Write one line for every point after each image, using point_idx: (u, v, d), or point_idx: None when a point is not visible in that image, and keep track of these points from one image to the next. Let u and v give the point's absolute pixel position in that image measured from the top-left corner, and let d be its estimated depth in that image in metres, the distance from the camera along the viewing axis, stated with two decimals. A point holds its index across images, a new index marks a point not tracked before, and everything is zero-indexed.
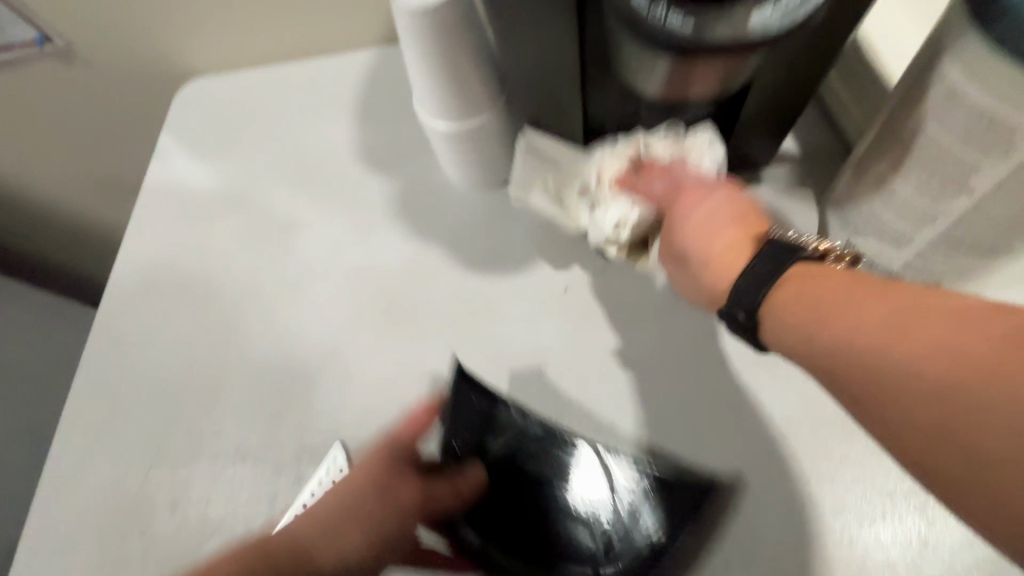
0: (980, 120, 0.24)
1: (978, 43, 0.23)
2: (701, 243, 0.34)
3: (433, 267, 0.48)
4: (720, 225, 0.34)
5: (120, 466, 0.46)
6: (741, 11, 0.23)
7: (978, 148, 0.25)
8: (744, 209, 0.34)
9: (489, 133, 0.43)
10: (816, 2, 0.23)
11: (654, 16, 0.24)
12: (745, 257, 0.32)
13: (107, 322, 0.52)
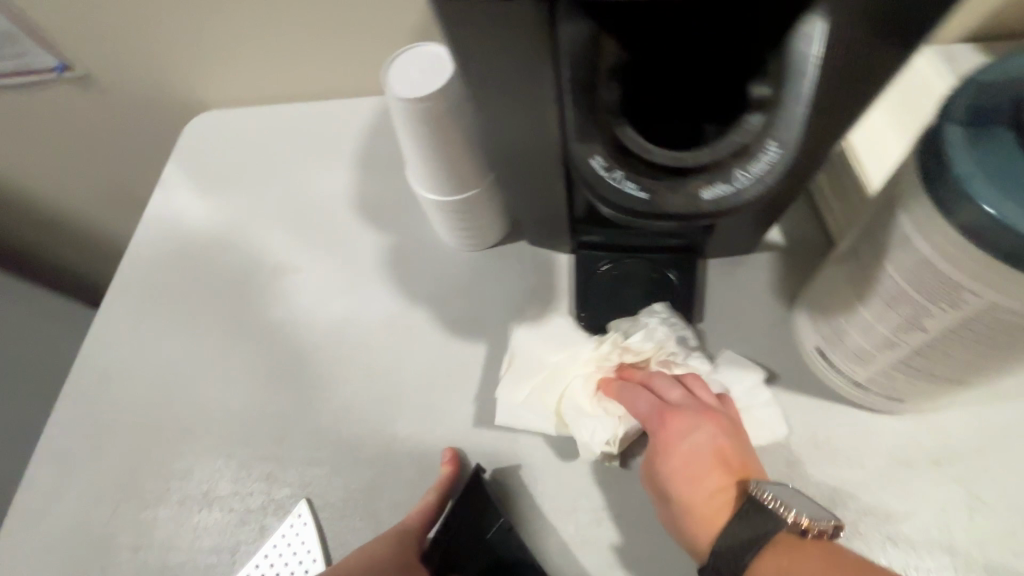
0: (931, 270, 0.26)
1: (931, 205, 0.24)
2: (682, 490, 0.35)
3: (418, 327, 0.49)
4: (704, 469, 0.35)
5: (89, 503, 0.46)
6: (693, 188, 0.30)
7: (930, 296, 0.26)
8: (726, 456, 0.36)
9: (479, 205, 0.45)
10: (760, 181, 0.30)
11: (615, 184, 0.31)
12: (727, 513, 0.33)
13: (94, 352, 0.52)
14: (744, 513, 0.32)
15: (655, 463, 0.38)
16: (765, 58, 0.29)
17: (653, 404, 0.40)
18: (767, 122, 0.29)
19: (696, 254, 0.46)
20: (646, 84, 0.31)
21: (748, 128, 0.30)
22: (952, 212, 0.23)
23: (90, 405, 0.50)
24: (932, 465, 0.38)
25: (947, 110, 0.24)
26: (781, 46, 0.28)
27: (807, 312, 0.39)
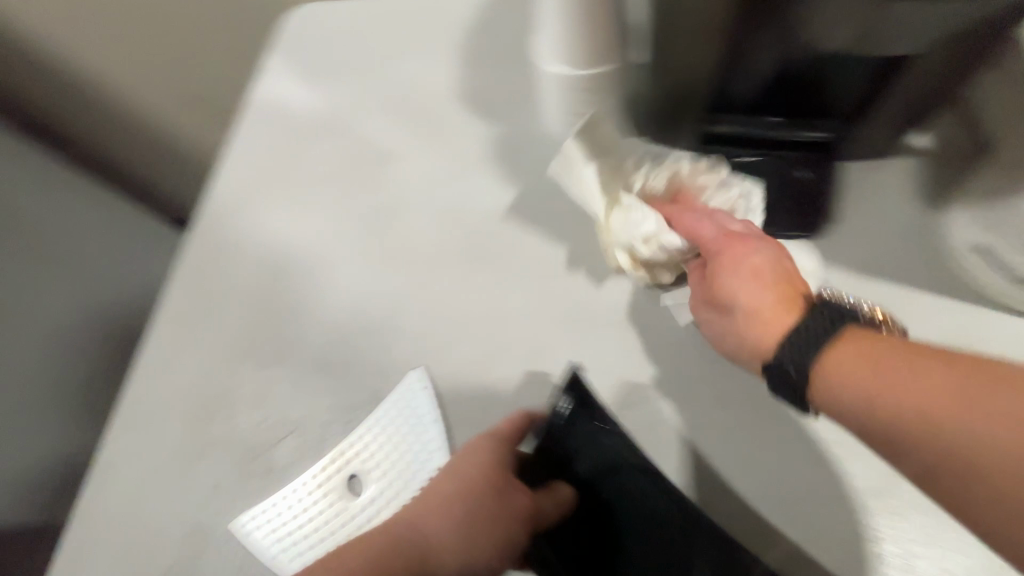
0: None
1: None
2: (750, 295, 0.34)
3: (527, 215, 0.49)
4: (769, 276, 0.34)
5: (207, 360, 0.48)
6: None
7: None
8: (786, 269, 0.35)
9: (607, 83, 0.44)
10: None
11: None
12: (789, 314, 0.32)
13: (205, 225, 0.54)
14: (821, 310, 0.31)
15: (717, 279, 0.37)
16: None
17: (717, 228, 0.38)
18: None
19: (836, 150, 0.44)
20: None
21: None
22: None
23: (205, 274, 0.51)
24: None
25: None
26: None
27: None
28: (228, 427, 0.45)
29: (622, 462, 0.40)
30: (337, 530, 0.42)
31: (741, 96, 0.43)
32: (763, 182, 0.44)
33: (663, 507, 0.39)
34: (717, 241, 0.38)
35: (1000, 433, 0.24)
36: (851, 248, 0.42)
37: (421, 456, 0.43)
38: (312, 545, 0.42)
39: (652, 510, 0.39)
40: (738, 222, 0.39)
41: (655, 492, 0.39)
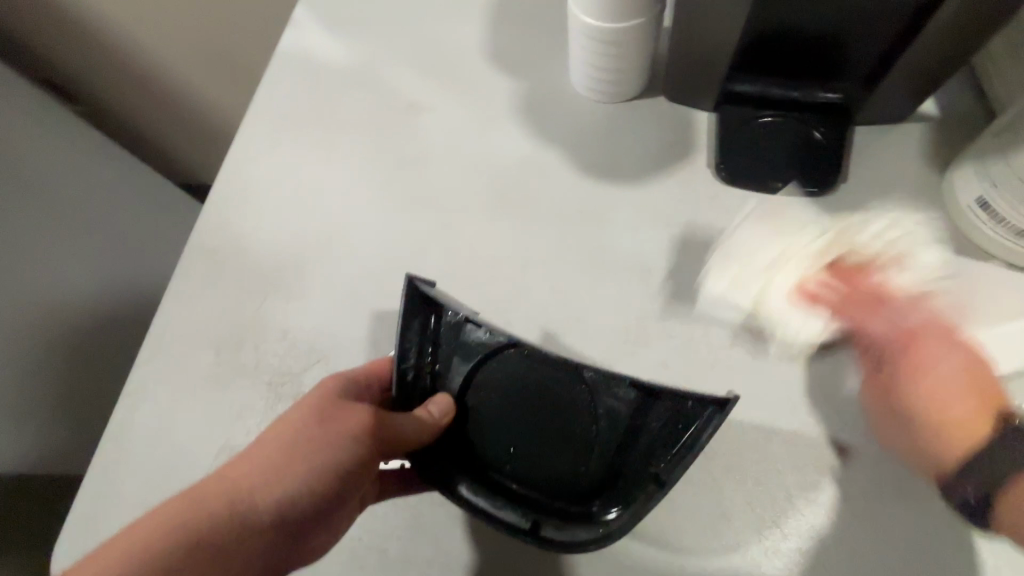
0: None
1: None
2: (936, 401, 0.35)
3: (552, 168, 0.51)
4: (961, 390, 0.35)
5: (237, 292, 0.49)
6: None
7: None
8: (977, 368, 0.36)
9: (636, 38, 0.46)
10: None
11: None
12: (988, 434, 0.33)
13: (235, 165, 0.55)
14: (1011, 437, 0.32)
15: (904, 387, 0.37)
16: None
17: (894, 327, 0.38)
18: None
19: (848, 113, 0.46)
20: None
21: None
22: None
23: (235, 211, 0.53)
24: None
25: None
26: None
27: (971, 162, 0.39)
28: (257, 352, 0.47)
29: (509, 367, 0.39)
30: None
31: (760, 57, 0.45)
32: (776, 144, 0.46)
33: (532, 402, 0.38)
34: (913, 363, 0.37)
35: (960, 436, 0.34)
36: (861, 206, 0.44)
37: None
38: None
39: (548, 413, 0.38)
40: (924, 317, 0.38)
41: (544, 395, 0.38)
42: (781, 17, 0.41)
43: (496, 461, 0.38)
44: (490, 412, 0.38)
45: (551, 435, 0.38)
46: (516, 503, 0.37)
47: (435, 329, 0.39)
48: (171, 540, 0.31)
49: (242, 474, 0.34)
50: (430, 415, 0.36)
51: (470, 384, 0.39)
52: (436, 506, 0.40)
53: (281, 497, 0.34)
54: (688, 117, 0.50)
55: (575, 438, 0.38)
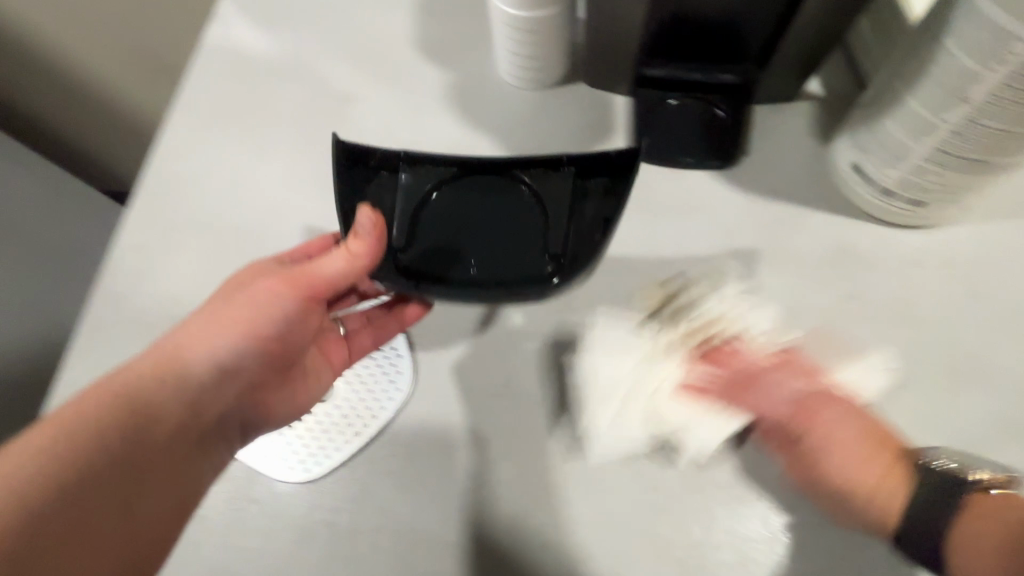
0: (999, 38, 0.31)
1: None
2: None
3: (479, 151, 0.53)
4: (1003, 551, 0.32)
5: (169, 286, 0.49)
6: None
7: (978, 58, 0.32)
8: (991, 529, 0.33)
9: (550, 29, 0.48)
10: None
11: None
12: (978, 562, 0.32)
13: (163, 160, 0.54)
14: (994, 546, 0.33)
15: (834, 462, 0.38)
16: None
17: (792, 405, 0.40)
18: None
19: (746, 93, 0.50)
20: None
21: None
22: None
23: (166, 207, 0.52)
24: (955, 272, 0.43)
25: None
26: None
27: (850, 132, 0.44)
28: None
29: (450, 199, 0.44)
30: (331, 435, 0.43)
31: (669, 42, 0.48)
32: (685, 125, 0.50)
33: (470, 213, 0.43)
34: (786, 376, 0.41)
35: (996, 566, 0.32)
36: (764, 175, 0.49)
37: (380, 355, 0.45)
38: (330, 454, 0.42)
39: (486, 218, 0.43)
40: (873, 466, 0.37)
41: (474, 206, 0.43)
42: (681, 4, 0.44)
43: (462, 267, 0.42)
44: (427, 224, 0.43)
45: (503, 236, 0.43)
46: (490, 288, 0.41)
47: (392, 176, 0.44)
48: (108, 415, 0.34)
49: (161, 356, 0.37)
50: (356, 248, 0.39)
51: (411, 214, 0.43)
52: (387, 479, 0.42)
53: (211, 366, 0.38)
54: (605, 100, 0.54)
55: (526, 233, 0.43)
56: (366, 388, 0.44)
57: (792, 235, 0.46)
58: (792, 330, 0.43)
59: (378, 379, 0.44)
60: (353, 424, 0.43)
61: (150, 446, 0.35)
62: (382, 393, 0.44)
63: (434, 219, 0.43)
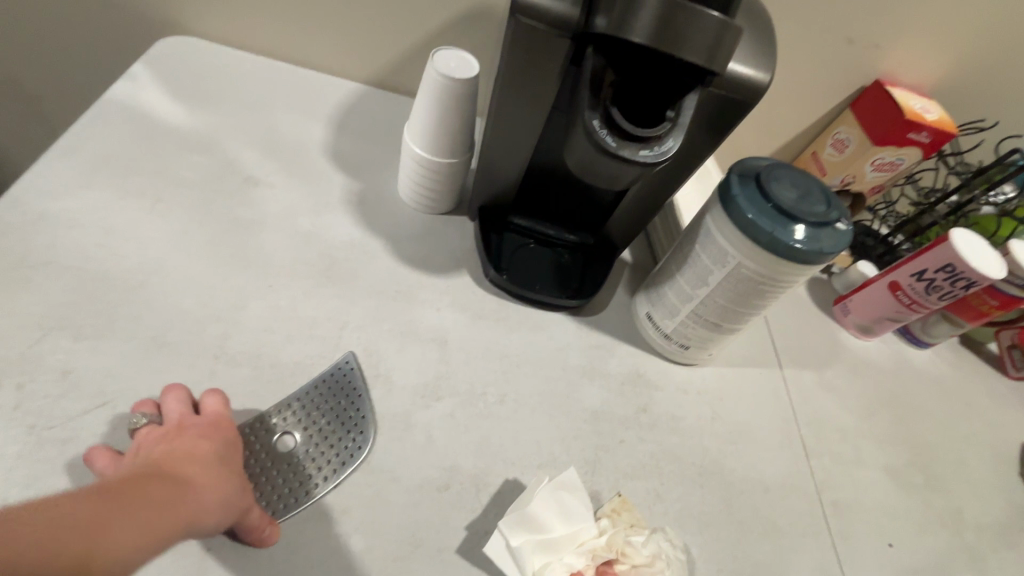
0: (721, 252, 0.50)
1: (723, 216, 0.49)
2: None
3: (372, 250, 0.61)
4: None
5: (6, 326, 0.45)
6: (638, 147, 0.41)
7: (712, 258, 0.51)
8: None
9: (448, 171, 0.61)
10: (674, 151, 0.41)
11: (596, 131, 0.40)
12: None
13: (30, 198, 0.52)
14: None
15: None
16: (701, 105, 0.47)
17: None
18: (672, 126, 0.41)
19: (587, 250, 0.65)
20: (631, 71, 0.41)
21: (669, 116, 0.41)
22: (732, 219, 0.48)
23: (23, 240, 0.49)
24: (706, 402, 0.61)
25: (742, 172, 0.50)
26: (704, 107, 0.47)
27: (645, 293, 0.62)
28: (19, 394, 0.42)
29: (529, 256, 0.64)
30: (289, 486, 0.45)
31: (537, 192, 0.62)
32: (545, 269, 0.63)
33: (536, 257, 0.64)
34: None
35: None
36: (592, 311, 0.64)
37: (339, 407, 0.49)
38: (299, 497, 0.44)
39: (549, 260, 0.64)
40: None
41: (527, 248, 0.64)
42: (536, 176, 0.60)
43: (517, 279, 0.61)
44: (507, 262, 0.62)
45: (533, 263, 0.63)
46: (536, 294, 0.61)
47: (497, 238, 0.63)
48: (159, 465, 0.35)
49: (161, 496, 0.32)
50: None
51: (505, 253, 0.63)
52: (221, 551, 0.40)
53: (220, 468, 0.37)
54: None
55: (565, 268, 0.64)
56: (335, 437, 0.48)
57: (606, 357, 0.61)
58: (600, 433, 0.55)
59: (339, 431, 0.48)
60: (313, 472, 0.46)
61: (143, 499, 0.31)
62: (351, 442, 0.47)
63: (529, 263, 0.63)
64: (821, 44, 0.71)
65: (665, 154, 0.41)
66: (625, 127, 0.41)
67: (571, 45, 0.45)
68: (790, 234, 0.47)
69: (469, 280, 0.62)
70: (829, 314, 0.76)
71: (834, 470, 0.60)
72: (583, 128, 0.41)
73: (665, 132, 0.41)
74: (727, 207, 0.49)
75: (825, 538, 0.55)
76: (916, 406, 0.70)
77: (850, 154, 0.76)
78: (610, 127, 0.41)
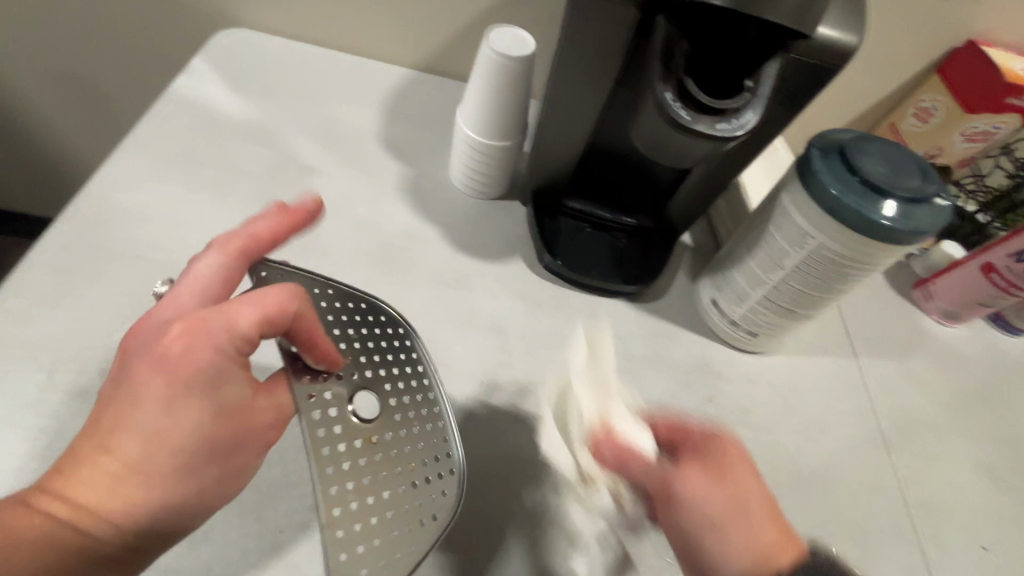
0: (799, 233, 0.47)
1: (803, 194, 0.46)
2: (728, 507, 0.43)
3: (427, 236, 0.60)
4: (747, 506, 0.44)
5: (90, 313, 0.47)
6: (714, 120, 0.38)
7: (787, 240, 0.48)
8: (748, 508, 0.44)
9: (503, 154, 0.60)
10: (754, 124, 0.38)
11: (668, 105, 0.38)
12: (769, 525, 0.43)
13: (105, 190, 0.54)
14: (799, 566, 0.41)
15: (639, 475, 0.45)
16: (781, 73, 0.43)
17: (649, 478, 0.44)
18: (752, 96, 0.38)
19: (646, 234, 0.62)
20: (706, 38, 0.38)
21: (748, 86, 0.38)
22: (814, 197, 0.45)
23: (101, 231, 0.51)
24: (776, 392, 0.58)
25: (824, 145, 0.46)
26: (784, 76, 0.43)
27: (709, 277, 0.59)
28: (103, 379, 0.44)
29: (585, 241, 0.62)
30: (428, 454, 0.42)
31: (594, 173, 0.59)
32: (602, 254, 0.61)
33: (593, 242, 0.62)
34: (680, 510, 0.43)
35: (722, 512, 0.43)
36: (653, 297, 0.62)
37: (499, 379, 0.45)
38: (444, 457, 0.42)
39: (606, 245, 0.62)
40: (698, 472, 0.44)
41: (583, 233, 0.62)
42: (594, 157, 0.58)
43: (573, 265, 0.59)
44: (564, 247, 0.61)
45: (590, 249, 0.61)
46: (594, 281, 0.59)
47: (552, 222, 0.62)
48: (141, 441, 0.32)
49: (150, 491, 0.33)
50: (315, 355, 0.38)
51: (561, 239, 0.61)
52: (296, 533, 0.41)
53: (204, 411, 0.33)
54: None
55: (623, 253, 0.61)
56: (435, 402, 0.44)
57: (668, 345, 0.59)
58: None
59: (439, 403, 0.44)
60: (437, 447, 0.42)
61: (80, 498, 0.31)
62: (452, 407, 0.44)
63: (585, 248, 0.61)
64: (905, 3, 0.65)
65: (745, 127, 0.38)
66: (700, 99, 0.38)
67: (639, 13, 0.42)
68: (880, 211, 0.43)
69: (524, 267, 0.61)
70: (909, 299, 0.70)
71: (919, 466, 0.56)
72: (653, 102, 0.39)
73: (744, 103, 0.38)
74: (807, 184, 0.45)
75: (910, 538, 0.52)
76: (1011, 397, 0.64)
77: (936, 123, 0.69)
78: (684, 99, 0.38)
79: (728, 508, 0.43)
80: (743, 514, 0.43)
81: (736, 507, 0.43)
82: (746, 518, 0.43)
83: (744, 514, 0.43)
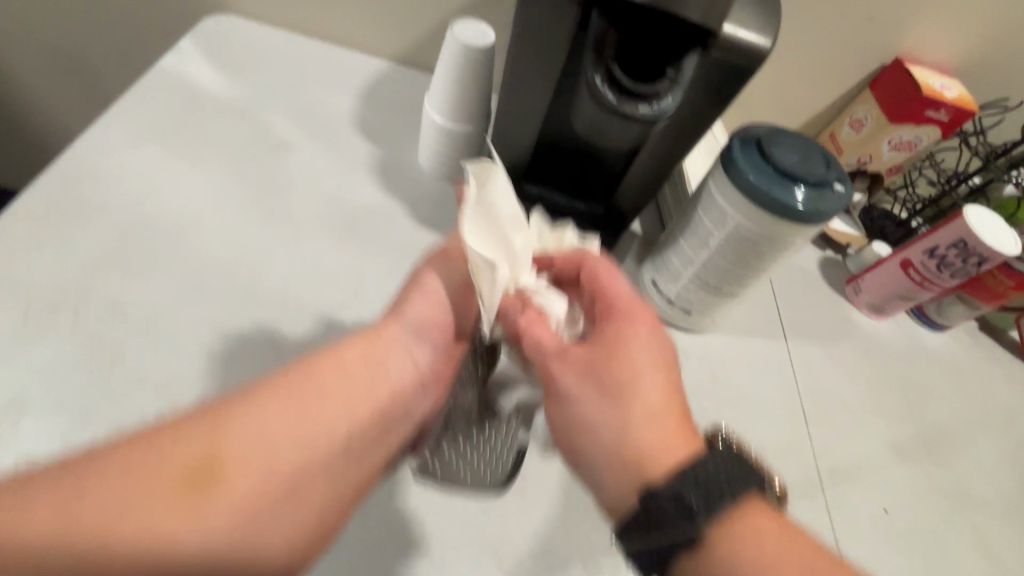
0: (721, 214, 0.52)
1: (723, 178, 0.51)
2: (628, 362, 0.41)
3: (391, 211, 0.65)
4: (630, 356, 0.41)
5: (66, 260, 0.50)
6: (638, 102, 0.43)
7: (711, 220, 0.53)
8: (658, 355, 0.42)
9: (465, 138, 0.65)
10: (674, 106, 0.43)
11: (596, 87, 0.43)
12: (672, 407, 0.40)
13: (87, 151, 0.58)
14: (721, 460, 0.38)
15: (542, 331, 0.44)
16: (703, 68, 0.49)
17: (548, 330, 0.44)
18: (672, 82, 0.43)
19: (596, 219, 0.67)
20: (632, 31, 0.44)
21: (668, 74, 0.44)
22: (732, 181, 0.50)
23: (82, 187, 0.55)
24: (708, 366, 0.62)
25: (744, 136, 0.52)
26: (706, 71, 0.49)
27: (650, 260, 0.64)
28: (74, 319, 0.47)
29: None
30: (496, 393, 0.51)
31: (548, 160, 0.65)
32: None
33: None
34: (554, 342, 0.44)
35: (598, 389, 0.41)
36: None
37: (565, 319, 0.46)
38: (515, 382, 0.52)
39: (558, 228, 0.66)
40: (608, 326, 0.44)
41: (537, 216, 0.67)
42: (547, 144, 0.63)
43: None
44: None
45: None
46: None
47: None
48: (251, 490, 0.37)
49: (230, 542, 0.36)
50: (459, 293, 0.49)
51: None
52: None
53: (307, 476, 0.39)
54: None
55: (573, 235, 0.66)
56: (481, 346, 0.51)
57: None
58: None
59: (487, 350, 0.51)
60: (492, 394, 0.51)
61: (218, 512, 0.35)
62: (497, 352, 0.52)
63: None
64: (838, 21, 0.71)
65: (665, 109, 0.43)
66: (626, 83, 0.43)
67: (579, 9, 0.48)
68: (787, 193, 0.48)
69: None
70: (841, 293, 0.76)
71: (835, 438, 0.61)
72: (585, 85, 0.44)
73: (666, 88, 0.43)
74: (727, 169, 0.51)
75: (820, 499, 0.56)
76: (926, 383, 0.70)
77: (867, 133, 0.76)
78: (611, 83, 0.43)
79: (600, 375, 0.41)
80: (626, 390, 0.40)
81: (615, 369, 0.41)
82: (623, 390, 0.40)
83: (619, 379, 0.41)
